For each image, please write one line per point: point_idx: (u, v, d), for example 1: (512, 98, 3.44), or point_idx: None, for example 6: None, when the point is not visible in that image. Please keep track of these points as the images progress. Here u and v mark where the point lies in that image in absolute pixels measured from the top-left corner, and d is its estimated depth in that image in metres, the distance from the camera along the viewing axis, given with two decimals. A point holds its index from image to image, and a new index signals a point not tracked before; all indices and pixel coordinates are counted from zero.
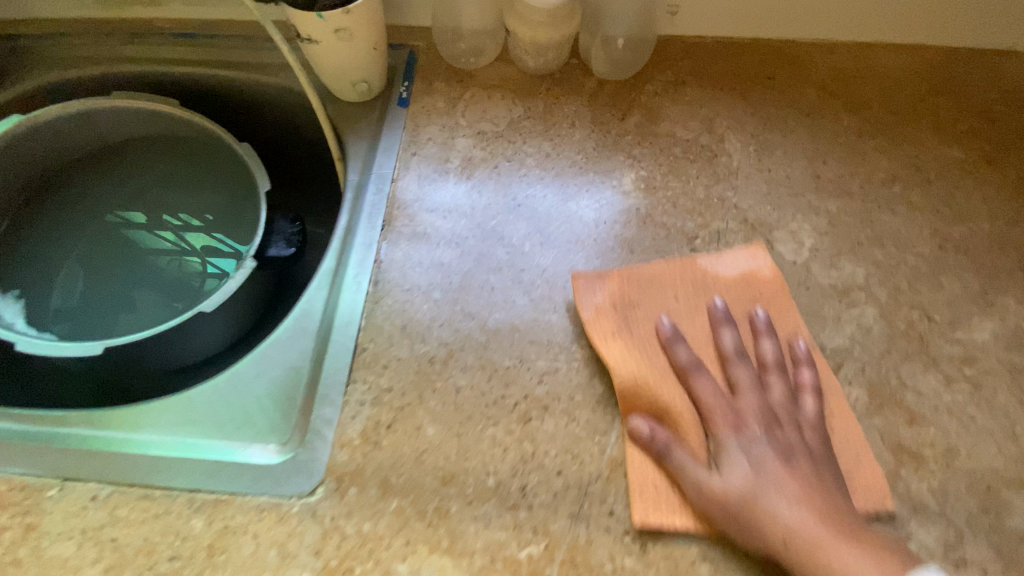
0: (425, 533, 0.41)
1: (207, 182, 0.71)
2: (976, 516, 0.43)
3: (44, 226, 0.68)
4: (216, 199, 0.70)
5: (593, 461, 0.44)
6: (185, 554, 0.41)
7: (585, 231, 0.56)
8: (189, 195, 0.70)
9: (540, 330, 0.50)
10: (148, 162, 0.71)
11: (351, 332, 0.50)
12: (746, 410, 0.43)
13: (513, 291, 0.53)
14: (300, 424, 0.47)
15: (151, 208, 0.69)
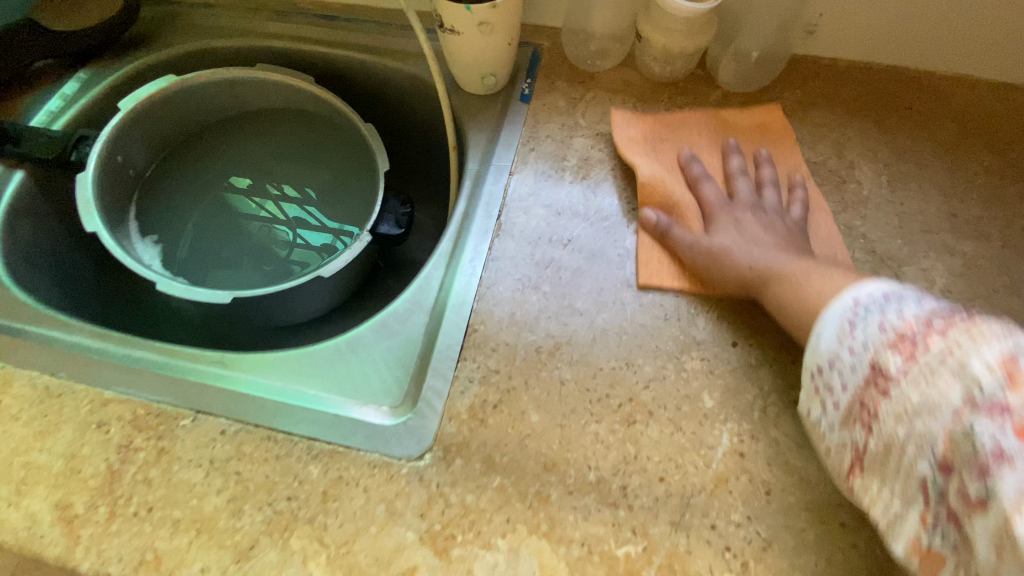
0: (525, 514, 0.42)
1: (318, 158, 0.75)
2: None
3: (168, 186, 0.73)
4: (334, 174, 0.75)
5: (696, 473, 0.44)
6: (301, 496, 0.44)
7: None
8: (301, 175, 0.75)
9: (645, 337, 0.50)
10: (274, 133, 0.76)
11: (463, 313, 0.52)
12: (740, 204, 0.55)
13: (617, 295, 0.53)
14: (412, 393, 0.49)
15: (263, 182, 0.75)
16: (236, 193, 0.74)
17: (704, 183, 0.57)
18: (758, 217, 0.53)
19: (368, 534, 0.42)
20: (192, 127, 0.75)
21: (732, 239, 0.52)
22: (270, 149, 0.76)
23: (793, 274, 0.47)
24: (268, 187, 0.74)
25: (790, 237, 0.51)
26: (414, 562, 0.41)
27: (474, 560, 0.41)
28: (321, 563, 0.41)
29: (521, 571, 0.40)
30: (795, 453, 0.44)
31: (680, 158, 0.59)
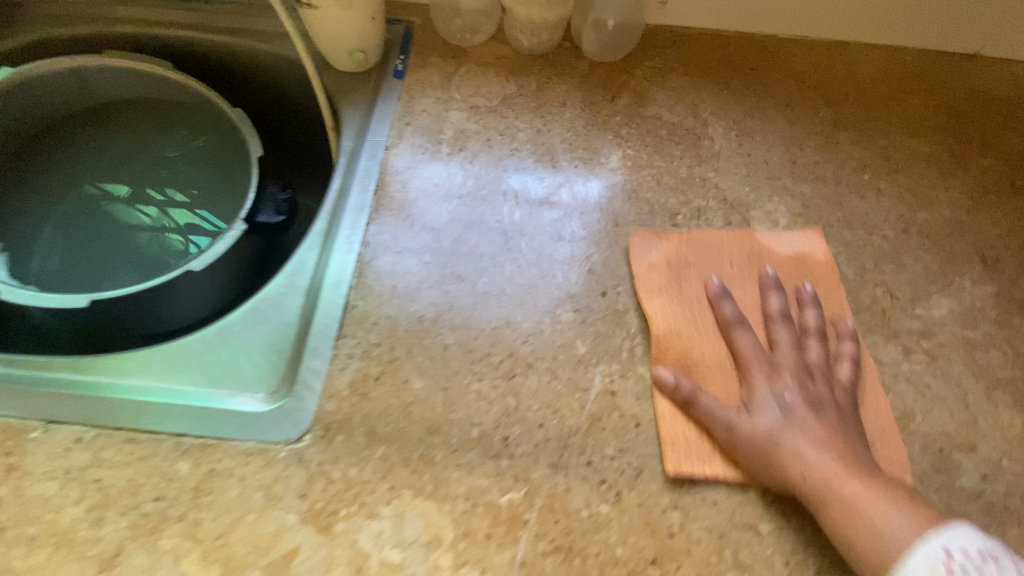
0: (409, 479, 0.43)
1: (196, 152, 0.70)
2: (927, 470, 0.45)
3: (18, 190, 0.67)
4: (213, 159, 0.70)
5: (572, 416, 0.46)
6: (172, 494, 0.42)
7: (583, 204, 0.58)
8: (175, 165, 0.70)
9: (530, 295, 0.52)
10: (138, 125, 0.71)
11: (340, 291, 0.51)
12: (783, 363, 0.47)
13: (502, 267, 0.53)
14: (288, 376, 0.47)
15: (131, 178, 0.69)
16: (102, 190, 0.68)
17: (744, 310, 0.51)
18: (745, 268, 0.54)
19: (247, 521, 0.41)
20: (41, 123, 0.68)
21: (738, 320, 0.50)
22: (136, 141, 0.70)
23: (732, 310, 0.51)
24: (138, 181, 0.69)
25: (791, 321, 0.50)
26: (295, 543, 0.40)
27: (358, 531, 0.41)
28: (196, 560, 0.40)
29: (406, 534, 0.41)
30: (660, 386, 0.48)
31: (709, 288, 0.52)
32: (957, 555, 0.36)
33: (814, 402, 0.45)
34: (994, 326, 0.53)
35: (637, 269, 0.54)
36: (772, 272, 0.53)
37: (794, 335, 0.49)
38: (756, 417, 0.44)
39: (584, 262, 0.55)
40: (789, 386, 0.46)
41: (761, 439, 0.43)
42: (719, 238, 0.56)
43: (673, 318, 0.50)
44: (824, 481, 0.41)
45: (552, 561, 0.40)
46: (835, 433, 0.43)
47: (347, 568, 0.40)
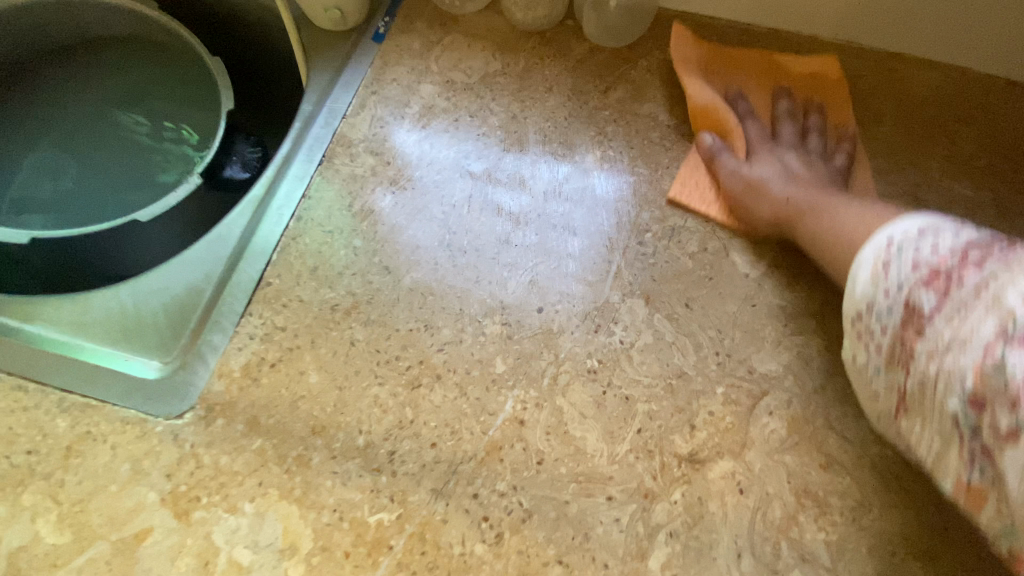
0: (279, 478, 0.40)
1: (182, 91, 0.68)
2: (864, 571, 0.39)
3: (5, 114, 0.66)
4: (196, 102, 0.68)
5: (470, 440, 0.42)
6: (42, 450, 0.40)
7: (589, 218, 0.52)
8: (171, 110, 0.67)
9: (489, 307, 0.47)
10: (125, 61, 0.69)
11: (258, 265, 0.48)
12: (785, 136, 0.57)
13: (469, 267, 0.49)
14: (186, 347, 0.45)
15: (114, 114, 0.68)
16: (97, 126, 0.67)
17: (753, 121, 0.58)
18: (800, 157, 0.55)
19: (106, 493, 0.39)
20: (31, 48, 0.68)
21: (770, 172, 0.53)
22: (134, 80, 0.69)
23: (826, 207, 0.47)
24: (130, 121, 0.67)
25: (796, 121, 0.58)
26: (149, 525, 0.38)
27: (215, 524, 0.38)
28: (50, 523, 0.38)
29: (262, 536, 0.38)
30: (576, 423, 0.43)
31: (733, 100, 0.59)
32: (897, 238, 0.38)
33: (809, 167, 0.54)
34: None
35: (585, 287, 0.48)
36: (783, 107, 0.59)
37: (799, 132, 0.57)
38: (757, 168, 0.53)
39: (570, 283, 0.48)
40: (790, 158, 0.55)
41: (797, 208, 0.49)
42: (688, 264, 0.49)
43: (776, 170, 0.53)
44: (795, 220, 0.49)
45: None
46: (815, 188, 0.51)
47: (193, 561, 0.37)
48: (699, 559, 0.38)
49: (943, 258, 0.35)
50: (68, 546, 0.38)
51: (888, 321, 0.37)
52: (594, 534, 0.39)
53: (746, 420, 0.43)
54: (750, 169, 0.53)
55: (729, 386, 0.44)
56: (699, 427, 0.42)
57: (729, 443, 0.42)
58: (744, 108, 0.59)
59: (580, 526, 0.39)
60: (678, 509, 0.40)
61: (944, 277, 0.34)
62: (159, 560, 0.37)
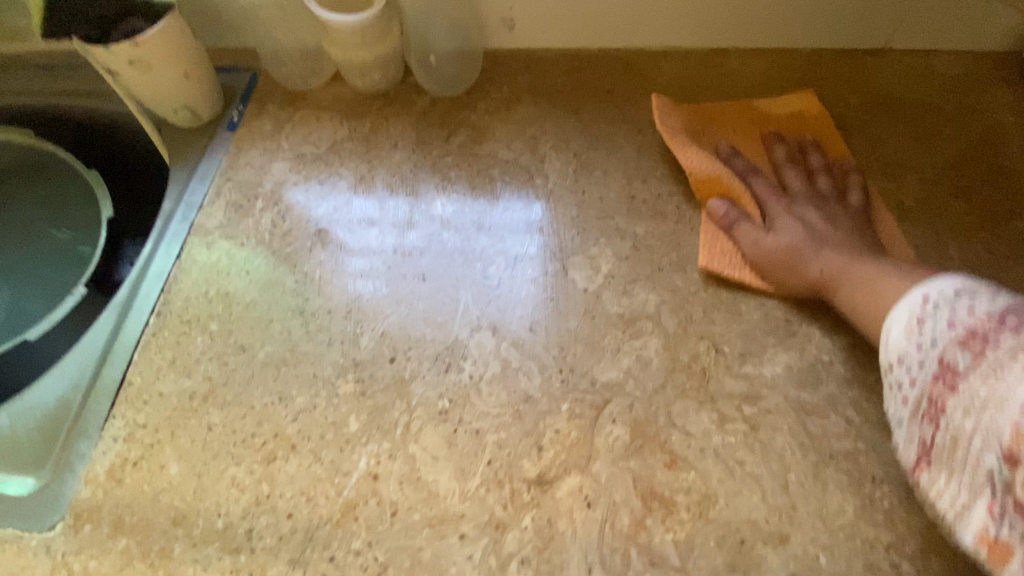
0: (144, 574, 0.41)
1: (75, 208, 0.72)
2: (715, 553, 0.40)
3: None
4: (86, 216, 0.71)
5: (326, 504, 0.43)
6: None
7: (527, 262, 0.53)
8: (81, 239, 0.70)
9: (445, 329, 0.50)
10: (19, 184, 0.72)
11: (120, 366, 0.50)
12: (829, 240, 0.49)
13: (424, 297, 0.52)
14: (56, 459, 0.47)
15: (15, 237, 0.71)
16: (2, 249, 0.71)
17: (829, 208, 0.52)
18: (834, 236, 0.50)
19: None
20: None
21: (800, 237, 0.50)
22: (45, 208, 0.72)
23: (868, 275, 0.46)
24: (27, 248, 0.70)
25: (802, 165, 0.56)
26: None
27: None
28: None
29: None
30: (428, 467, 0.44)
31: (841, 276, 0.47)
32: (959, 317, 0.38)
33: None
34: (843, 386, 0.45)
35: (434, 328, 0.50)
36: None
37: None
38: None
39: (519, 308, 0.51)
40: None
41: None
42: (531, 290, 0.52)
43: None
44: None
45: None
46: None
47: None
48: None
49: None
50: None
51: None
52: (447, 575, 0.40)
53: (589, 432, 0.45)
54: (776, 237, 0.50)
55: (573, 401, 0.46)
56: (545, 447, 0.44)
57: (575, 458, 0.44)
58: (773, 135, 0.59)
59: (434, 570, 0.40)
60: (527, 534, 0.41)
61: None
62: None
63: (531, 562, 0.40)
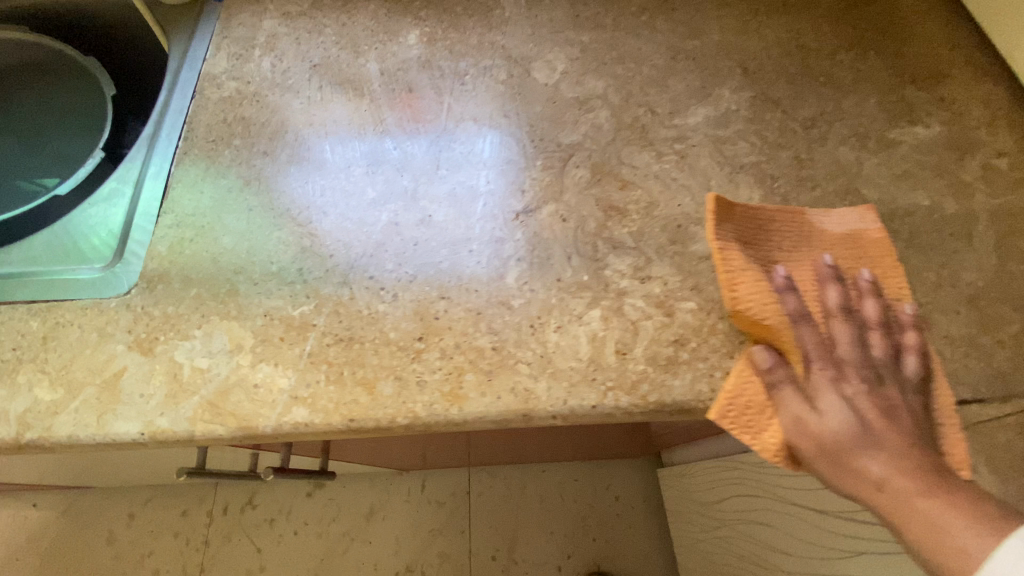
0: (217, 307, 0.51)
1: (74, 95, 0.78)
2: (665, 234, 0.53)
3: None
4: (86, 99, 0.77)
5: (360, 244, 0.54)
6: (24, 344, 0.51)
7: (492, 159, 0.58)
8: (68, 148, 0.76)
9: (410, 152, 0.59)
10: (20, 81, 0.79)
11: (161, 178, 0.58)
12: None
13: (352, 175, 0.58)
14: (121, 250, 0.55)
15: (25, 125, 0.78)
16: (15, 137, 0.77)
17: None
18: None
19: (84, 355, 0.49)
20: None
21: None
22: (27, 123, 0.77)
23: None
24: (38, 135, 0.77)
25: None
26: (123, 364, 0.49)
27: (174, 349, 0.49)
28: (45, 386, 0.48)
29: (214, 346, 0.49)
30: (438, 212, 0.56)
31: None
32: None
33: (889, 410, 0.40)
34: (747, 124, 0.59)
35: (426, 123, 0.61)
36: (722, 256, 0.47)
37: (892, 351, 0.44)
38: (826, 417, 0.41)
39: (479, 138, 0.60)
40: (857, 391, 0.41)
41: (845, 441, 0.39)
42: (501, 88, 0.63)
43: (868, 406, 0.40)
44: (885, 236, 0.50)
45: (334, 350, 0.49)
46: (913, 443, 0.39)
47: (165, 376, 0.48)
48: (541, 270, 0.52)
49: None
50: (64, 396, 0.48)
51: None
52: (463, 276, 0.52)
53: (560, 174, 0.56)
54: None
55: (545, 157, 0.58)
56: (528, 188, 0.56)
57: (551, 191, 0.56)
58: None
59: (452, 272, 0.52)
60: (521, 242, 0.53)
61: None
62: (138, 383, 0.48)
63: (524, 259, 0.52)
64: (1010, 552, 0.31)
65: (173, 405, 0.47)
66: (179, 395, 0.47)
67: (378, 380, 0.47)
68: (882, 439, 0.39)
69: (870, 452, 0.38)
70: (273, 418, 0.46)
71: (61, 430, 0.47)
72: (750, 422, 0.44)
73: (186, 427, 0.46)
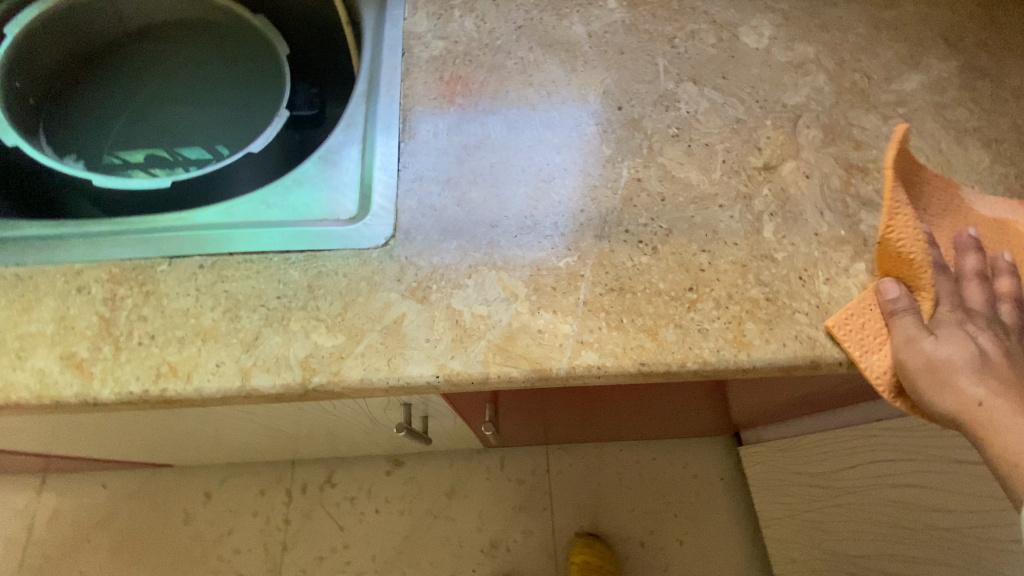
0: (482, 258, 0.52)
1: (241, 58, 0.78)
2: None
3: (101, 97, 0.75)
4: (256, 63, 0.77)
5: (607, 200, 0.55)
6: (289, 292, 0.50)
7: (720, 120, 0.59)
8: (240, 113, 0.76)
9: (637, 113, 0.60)
10: (185, 41, 0.78)
11: (393, 135, 0.59)
12: None
13: (442, 161, 0.57)
14: (364, 204, 0.56)
15: (192, 86, 0.77)
16: (184, 98, 0.77)
17: None
18: None
19: (357, 303, 0.49)
20: (83, 54, 0.75)
21: None
22: (196, 85, 0.77)
23: None
24: (207, 97, 0.77)
25: None
26: (401, 311, 0.49)
27: (450, 297, 0.50)
28: (322, 333, 0.48)
29: (489, 294, 0.50)
30: (678, 169, 0.56)
31: None
32: None
33: (987, 355, 0.43)
34: (961, 90, 0.61)
35: (646, 84, 0.62)
36: (778, 251, 0.48)
37: (956, 286, 0.47)
38: (943, 345, 0.43)
39: (702, 99, 0.60)
40: (980, 330, 0.44)
41: (950, 367, 0.43)
42: (713, 52, 0.64)
43: (970, 342, 0.44)
44: (949, 189, 0.51)
45: (610, 299, 0.49)
46: (960, 381, 0.42)
47: (447, 323, 0.48)
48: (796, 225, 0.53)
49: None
50: (345, 342, 0.48)
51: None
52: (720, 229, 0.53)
53: (792, 135, 0.58)
54: None
55: (774, 118, 0.59)
56: (764, 148, 0.57)
57: (787, 151, 0.57)
58: None
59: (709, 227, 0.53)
60: (769, 199, 0.54)
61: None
62: (420, 329, 0.48)
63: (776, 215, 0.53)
64: None
65: (462, 350, 0.47)
66: (465, 339, 0.48)
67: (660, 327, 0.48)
68: (990, 367, 0.43)
69: (962, 380, 0.42)
70: (565, 362, 0.47)
71: (351, 374, 0.46)
72: (864, 338, 0.47)
73: (480, 370, 0.46)
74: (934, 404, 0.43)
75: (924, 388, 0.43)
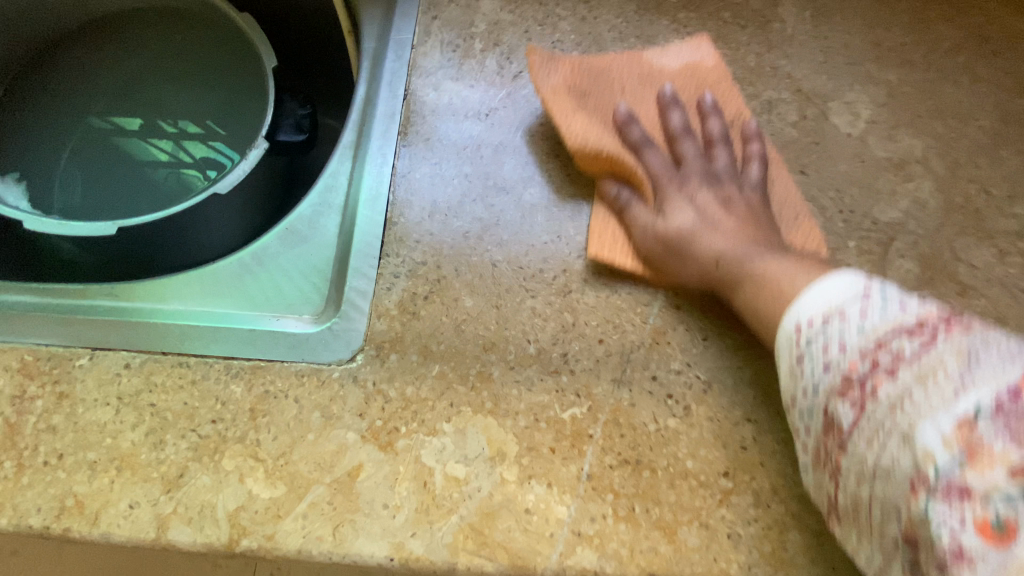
0: (468, 396, 0.41)
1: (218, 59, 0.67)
2: None
3: (60, 98, 0.66)
4: (235, 66, 0.66)
5: (635, 331, 0.43)
6: (227, 416, 0.41)
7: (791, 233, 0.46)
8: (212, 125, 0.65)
9: None
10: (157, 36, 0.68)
11: (377, 207, 0.47)
12: None
13: (454, 172, 0.49)
14: (333, 298, 0.46)
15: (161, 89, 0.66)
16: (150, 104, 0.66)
17: None
18: None
19: (306, 442, 0.40)
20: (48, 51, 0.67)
21: None
22: (164, 88, 0.66)
23: None
24: (177, 104, 0.66)
25: None
26: (359, 460, 0.39)
27: (421, 448, 0.40)
28: (260, 478, 0.39)
29: (469, 449, 0.40)
30: None
31: None
32: None
33: (726, 201, 0.44)
34: None
35: None
36: (668, 88, 0.48)
37: (701, 149, 0.47)
38: (674, 218, 0.43)
39: None
40: (701, 196, 0.44)
41: (680, 236, 0.43)
42: (793, 134, 0.50)
43: (704, 200, 0.44)
44: (719, 65, 0.50)
45: (620, 474, 0.39)
46: (750, 223, 0.43)
47: (412, 484, 0.39)
48: None
49: (853, 362, 0.32)
50: (286, 496, 0.39)
51: (817, 389, 0.34)
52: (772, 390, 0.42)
53: (881, 266, 0.45)
54: None
55: (860, 239, 0.46)
56: None
57: None
58: None
59: (758, 386, 0.42)
60: None
61: (858, 387, 0.31)
62: (379, 489, 0.39)
63: None
64: (831, 288, 0.35)
65: (427, 525, 0.38)
66: (433, 511, 0.38)
67: (679, 525, 0.38)
68: (719, 221, 0.43)
69: (752, 261, 0.40)
70: (555, 559, 0.37)
71: (288, 541, 0.38)
72: (615, 236, 0.45)
73: (447, 557, 0.37)
74: (687, 264, 0.42)
75: (672, 259, 0.43)
